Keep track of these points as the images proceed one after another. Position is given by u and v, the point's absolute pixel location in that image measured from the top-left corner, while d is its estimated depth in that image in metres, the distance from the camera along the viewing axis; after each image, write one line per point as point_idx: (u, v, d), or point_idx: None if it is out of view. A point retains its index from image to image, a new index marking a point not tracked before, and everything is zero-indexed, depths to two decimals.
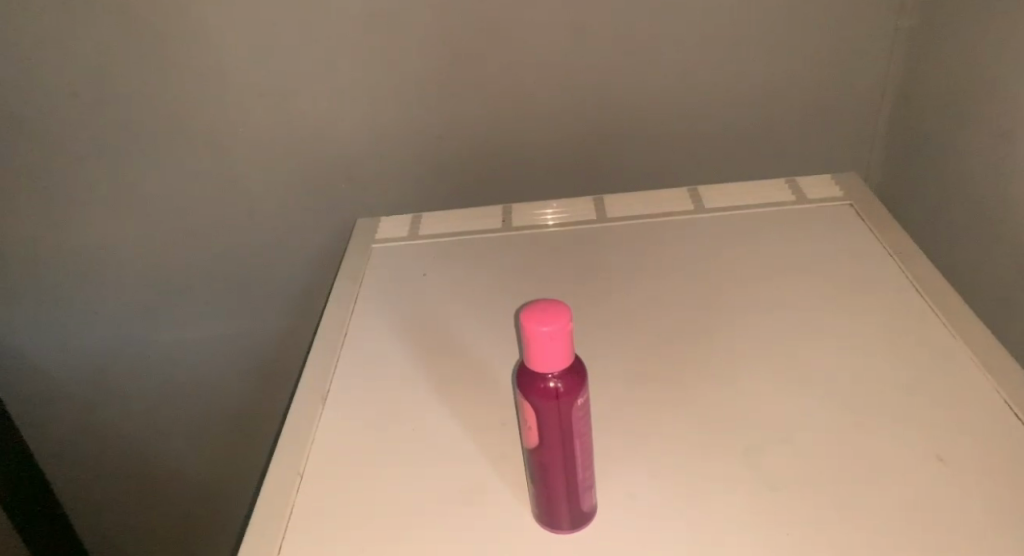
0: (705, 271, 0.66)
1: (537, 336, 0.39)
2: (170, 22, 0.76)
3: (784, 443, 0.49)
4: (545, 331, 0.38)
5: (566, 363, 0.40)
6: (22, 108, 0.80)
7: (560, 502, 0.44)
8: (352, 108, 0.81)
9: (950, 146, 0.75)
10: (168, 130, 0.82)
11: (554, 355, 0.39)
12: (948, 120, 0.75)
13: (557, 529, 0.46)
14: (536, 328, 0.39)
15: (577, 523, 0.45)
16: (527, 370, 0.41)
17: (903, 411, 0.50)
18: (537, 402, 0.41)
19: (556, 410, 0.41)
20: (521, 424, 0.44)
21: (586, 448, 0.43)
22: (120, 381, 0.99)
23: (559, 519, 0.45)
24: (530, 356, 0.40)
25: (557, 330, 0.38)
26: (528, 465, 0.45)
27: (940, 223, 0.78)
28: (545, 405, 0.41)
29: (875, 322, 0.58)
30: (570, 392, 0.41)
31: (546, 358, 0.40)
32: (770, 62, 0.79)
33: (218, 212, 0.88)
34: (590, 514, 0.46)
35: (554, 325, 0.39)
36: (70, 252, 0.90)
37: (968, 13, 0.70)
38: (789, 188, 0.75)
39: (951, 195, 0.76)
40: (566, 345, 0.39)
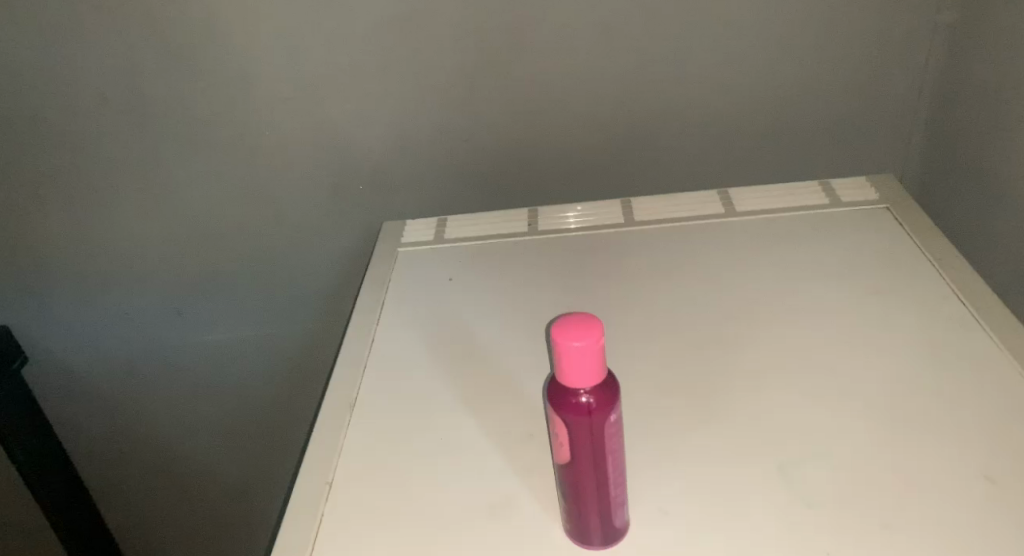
0: (735, 276, 0.65)
1: (569, 352, 0.38)
2: (198, 26, 0.76)
3: (822, 456, 0.48)
4: (577, 346, 0.38)
5: (598, 379, 0.39)
6: (51, 112, 0.81)
7: (591, 517, 0.43)
8: (376, 113, 0.81)
9: (991, 147, 0.72)
10: (195, 131, 0.82)
11: (586, 370, 0.39)
12: (989, 121, 0.72)
13: (588, 546, 0.44)
14: (568, 344, 0.38)
15: (610, 539, 0.44)
16: (558, 386, 0.41)
17: (947, 426, 0.48)
18: (567, 415, 0.40)
19: (589, 426, 0.40)
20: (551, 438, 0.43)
21: (620, 461, 0.42)
22: (151, 381, 1.00)
23: (591, 535, 0.44)
24: (561, 372, 0.39)
25: (590, 344, 0.38)
26: (558, 479, 0.45)
27: (982, 226, 0.76)
28: (577, 419, 0.40)
29: (915, 332, 0.56)
30: (603, 408, 0.40)
31: (577, 374, 0.39)
32: (803, 60, 0.77)
33: (246, 215, 0.88)
34: (623, 530, 0.45)
35: (586, 339, 0.38)
36: (101, 255, 0.90)
37: (1012, 13, 0.67)
38: (822, 190, 0.74)
39: (993, 197, 0.73)
40: (598, 360, 0.39)
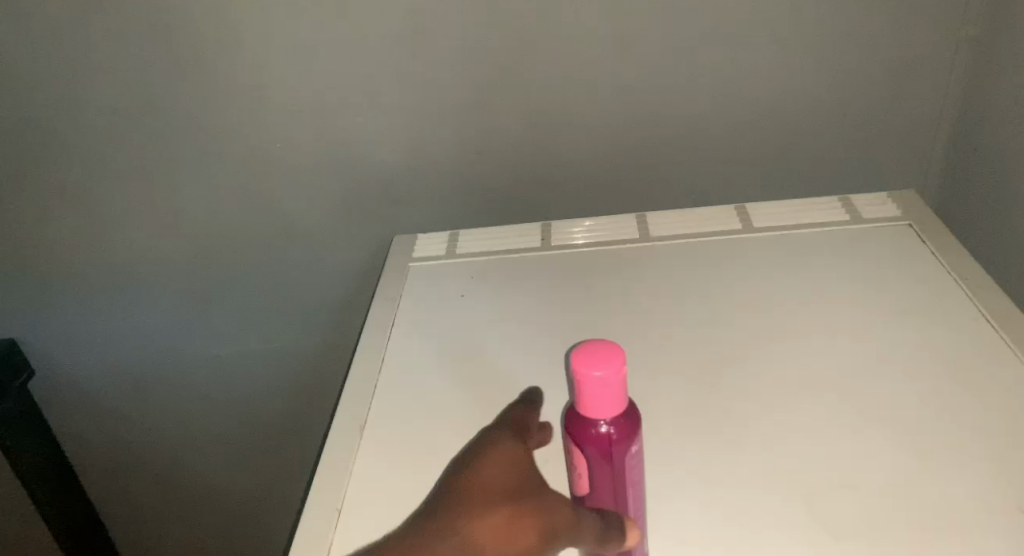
0: (755, 295, 0.63)
1: (589, 381, 0.38)
2: (208, 39, 0.75)
3: (849, 486, 0.46)
4: (598, 375, 0.37)
5: (619, 409, 0.39)
6: (60, 124, 0.80)
7: None
8: (388, 126, 0.80)
9: (1014, 162, 0.71)
10: (205, 142, 0.82)
11: (606, 400, 0.38)
12: (1012, 137, 0.71)
13: None
14: (588, 373, 0.38)
15: None
16: (578, 415, 0.40)
17: (980, 456, 0.47)
18: (584, 441, 0.40)
19: (606, 453, 0.40)
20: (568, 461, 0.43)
21: (637, 490, 0.42)
22: (159, 394, 0.99)
23: None
24: (581, 400, 0.39)
25: (611, 374, 0.37)
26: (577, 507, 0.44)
27: (1005, 243, 0.74)
28: (594, 446, 0.40)
29: (941, 355, 0.54)
30: (622, 438, 0.39)
31: (597, 404, 0.38)
32: (821, 74, 0.75)
33: (255, 228, 0.87)
34: None
35: (607, 369, 0.37)
36: (110, 268, 0.90)
37: None
38: (842, 206, 0.72)
39: (1016, 214, 0.72)
40: (618, 390, 0.38)
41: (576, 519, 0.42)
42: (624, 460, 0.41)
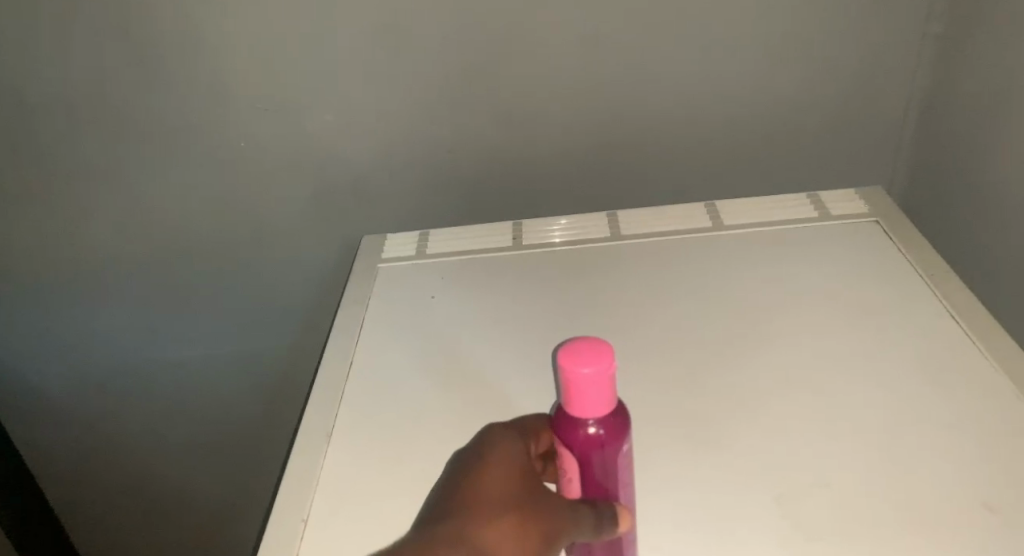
0: (725, 293, 0.63)
1: (577, 380, 0.38)
2: (167, 35, 0.73)
3: (819, 485, 0.46)
4: (587, 374, 0.37)
5: (607, 407, 0.39)
6: (12, 123, 0.77)
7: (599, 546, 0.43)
8: (355, 125, 0.79)
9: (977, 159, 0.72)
10: (165, 141, 0.79)
11: (594, 399, 0.38)
12: (975, 134, 0.71)
13: None
14: (575, 371, 0.38)
15: None
16: (565, 416, 0.40)
17: (946, 453, 0.47)
18: (572, 440, 0.40)
19: (593, 455, 0.40)
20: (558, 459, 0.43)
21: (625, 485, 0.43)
22: (122, 400, 0.97)
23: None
24: (570, 399, 0.39)
25: (600, 374, 0.37)
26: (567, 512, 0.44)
27: (968, 238, 0.75)
28: (582, 447, 0.40)
29: (908, 352, 0.55)
30: (611, 438, 0.40)
31: (586, 403, 0.39)
32: (789, 71, 0.76)
33: (220, 229, 0.85)
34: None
35: (596, 368, 0.37)
36: (69, 271, 0.87)
37: (998, 26, 0.67)
38: (811, 203, 0.73)
39: (979, 210, 0.73)
40: (606, 388, 0.38)
41: (576, 516, 0.40)
42: (614, 459, 0.41)
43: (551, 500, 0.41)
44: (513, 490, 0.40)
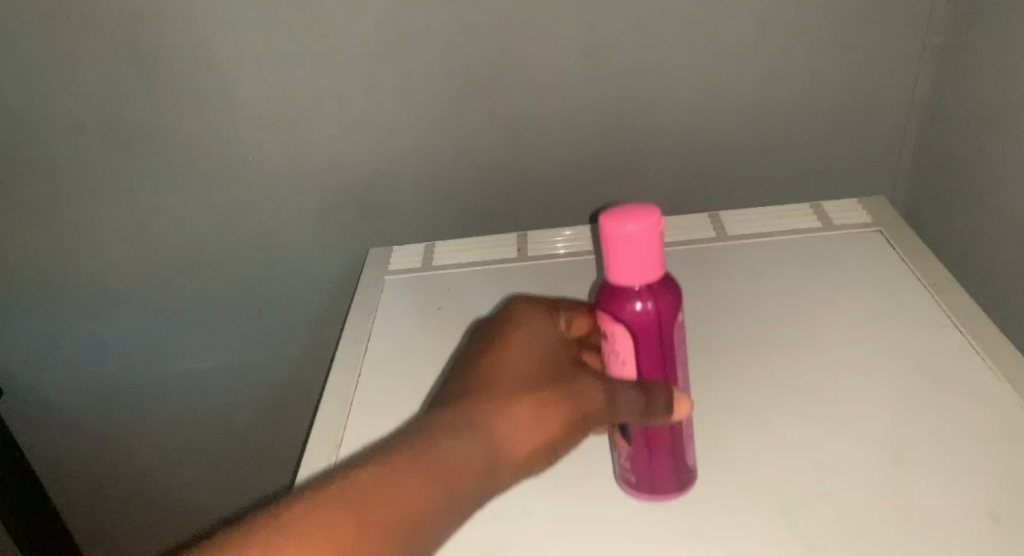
0: (729, 303, 0.64)
1: (624, 240, 0.42)
2: (177, 51, 0.75)
3: (824, 495, 0.47)
4: (632, 229, 0.41)
5: (654, 269, 0.43)
6: (23, 139, 0.79)
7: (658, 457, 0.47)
8: (361, 138, 0.80)
9: (977, 167, 0.72)
10: (174, 156, 0.80)
11: (642, 260, 0.43)
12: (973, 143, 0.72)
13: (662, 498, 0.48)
14: (621, 233, 0.42)
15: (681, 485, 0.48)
16: (614, 290, 0.44)
17: (950, 463, 0.48)
18: (625, 315, 0.44)
19: (646, 320, 0.44)
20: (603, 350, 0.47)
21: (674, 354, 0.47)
22: (130, 411, 0.97)
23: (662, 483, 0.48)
24: (616, 265, 0.43)
25: (644, 227, 0.41)
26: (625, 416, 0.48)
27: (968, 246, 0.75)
28: (635, 316, 0.44)
29: (911, 360, 0.55)
30: (660, 300, 0.44)
31: (634, 267, 0.43)
32: (791, 82, 0.76)
33: (227, 242, 0.86)
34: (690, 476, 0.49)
35: (639, 223, 0.41)
36: (78, 284, 0.88)
37: (996, 35, 0.67)
38: (815, 213, 0.73)
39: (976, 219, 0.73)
40: (652, 243, 0.42)
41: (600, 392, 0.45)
42: (664, 328, 0.45)
43: (574, 375, 0.46)
44: (542, 365, 0.46)
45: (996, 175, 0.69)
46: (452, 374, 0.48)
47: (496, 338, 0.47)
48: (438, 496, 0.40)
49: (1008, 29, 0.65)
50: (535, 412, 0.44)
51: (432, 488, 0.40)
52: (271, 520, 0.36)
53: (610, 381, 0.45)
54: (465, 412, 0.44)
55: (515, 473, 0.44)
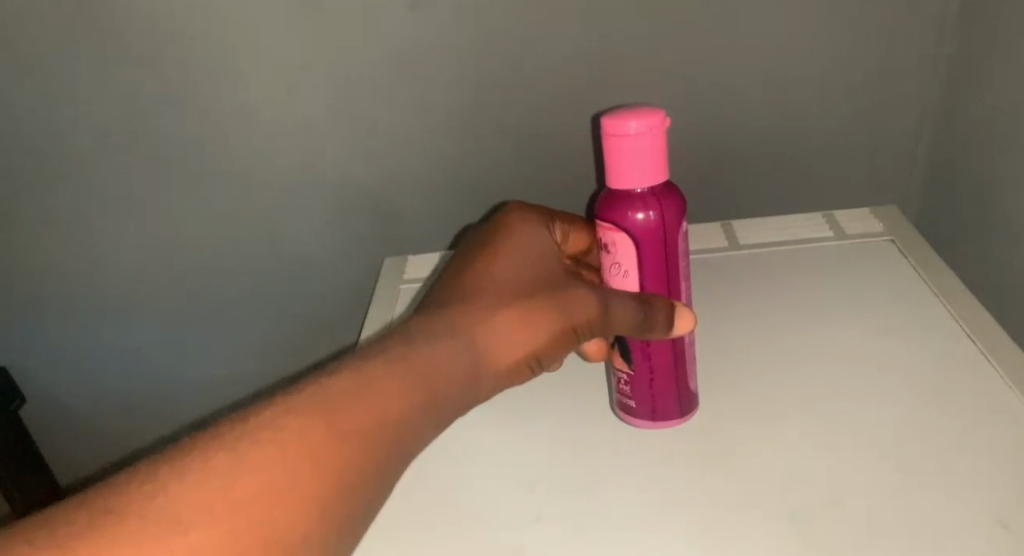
0: (742, 314, 0.66)
1: (626, 139, 0.46)
2: (208, 76, 0.78)
3: (837, 504, 0.49)
4: (635, 126, 0.45)
5: (655, 168, 0.47)
6: (68, 159, 0.84)
7: (667, 393, 0.55)
8: (383, 156, 0.83)
9: (984, 168, 0.71)
10: (205, 174, 0.84)
11: (644, 159, 0.46)
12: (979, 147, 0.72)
13: (670, 425, 0.56)
14: (625, 130, 0.46)
15: (686, 411, 0.56)
16: (617, 190, 0.48)
17: (959, 475, 0.49)
18: (629, 214, 0.48)
19: (646, 225, 0.48)
20: (606, 263, 0.51)
21: (678, 261, 0.50)
22: (166, 419, 1.02)
23: (671, 413, 0.56)
24: (619, 163, 0.47)
25: (646, 125, 0.45)
26: (637, 360, 0.54)
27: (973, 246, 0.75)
28: (637, 216, 0.47)
29: (922, 371, 0.57)
30: (661, 200, 0.48)
31: (636, 167, 0.47)
32: (802, 91, 0.77)
33: (255, 256, 0.90)
34: (693, 401, 0.57)
35: (641, 122, 0.45)
36: (117, 296, 0.92)
37: (999, 37, 0.67)
38: (827, 223, 0.75)
39: (982, 219, 0.73)
40: (652, 143, 0.46)
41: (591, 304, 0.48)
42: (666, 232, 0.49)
43: (564, 286, 0.49)
44: (531, 278, 0.49)
45: (998, 176, 0.70)
46: (443, 283, 0.50)
47: (488, 248, 0.50)
48: (420, 400, 0.42)
49: (1011, 34, 0.65)
50: (526, 321, 0.47)
51: (429, 382, 0.43)
52: (278, 406, 0.38)
53: (604, 294, 0.48)
54: (456, 317, 0.46)
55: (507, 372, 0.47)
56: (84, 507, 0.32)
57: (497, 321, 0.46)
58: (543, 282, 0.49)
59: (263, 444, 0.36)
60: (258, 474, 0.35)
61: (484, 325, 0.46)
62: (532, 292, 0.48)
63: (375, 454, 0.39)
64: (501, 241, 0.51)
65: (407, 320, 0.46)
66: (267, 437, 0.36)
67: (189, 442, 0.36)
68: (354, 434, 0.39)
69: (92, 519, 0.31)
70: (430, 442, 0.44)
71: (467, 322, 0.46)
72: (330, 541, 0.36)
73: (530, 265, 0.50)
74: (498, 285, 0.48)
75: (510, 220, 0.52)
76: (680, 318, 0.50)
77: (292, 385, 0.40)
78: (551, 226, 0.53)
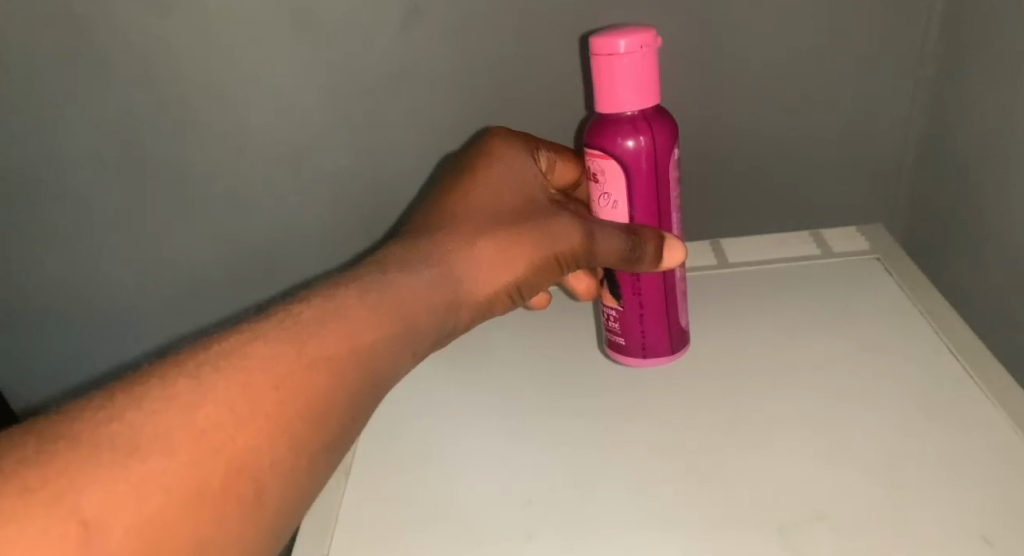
0: (731, 329, 0.66)
1: (618, 57, 0.50)
2: (194, 83, 0.77)
3: (824, 518, 0.47)
4: (625, 43, 0.50)
5: (645, 87, 0.51)
6: (53, 169, 0.83)
7: (657, 328, 0.61)
8: (371, 166, 0.82)
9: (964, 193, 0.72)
10: (193, 189, 0.84)
11: (635, 76, 0.51)
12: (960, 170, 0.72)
13: (661, 359, 0.62)
14: (616, 48, 0.50)
15: (675, 346, 0.62)
16: (609, 112, 0.53)
17: (946, 490, 0.48)
18: (621, 133, 0.52)
19: (635, 150, 0.52)
20: (596, 194, 0.55)
21: (667, 190, 0.55)
22: None
23: (661, 348, 0.61)
24: (610, 82, 0.52)
25: (634, 42, 0.50)
26: (627, 298, 0.60)
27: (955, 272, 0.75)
28: (629, 134, 0.52)
29: (909, 387, 0.56)
30: (650, 120, 0.52)
31: (627, 85, 0.51)
32: (788, 114, 0.78)
33: (242, 272, 0.88)
34: (682, 335, 0.62)
35: (630, 39, 0.50)
36: (100, 310, 0.92)
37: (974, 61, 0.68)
38: (814, 241, 0.75)
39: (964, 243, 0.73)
40: (641, 62, 0.51)
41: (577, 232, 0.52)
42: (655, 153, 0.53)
43: (551, 214, 0.52)
44: (519, 206, 0.52)
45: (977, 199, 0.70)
46: (429, 206, 0.53)
47: (474, 174, 0.54)
48: (394, 320, 0.44)
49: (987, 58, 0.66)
50: (514, 246, 0.50)
51: (403, 311, 0.45)
52: (241, 335, 0.40)
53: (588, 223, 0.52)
54: (446, 238, 0.49)
55: (482, 307, 0.50)
56: (32, 438, 0.33)
57: (485, 243, 0.50)
58: (529, 210, 0.52)
59: (227, 369, 0.38)
60: (218, 401, 0.36)
61: (472, 246, 0.50)
62: (519, 218, 0.52)
63: (347, 377, 0.41)
64: (486, 171, 0.54)
65: (374, 256, 0.48)
66: (228, 366, 0.38)
67: (151, 369, 0.37)
68: (323, 357, 0.41)
69: (43, 446, 0.32)
70: (407, 370, 0.46)
71: (438, 257, 0.48)
72: (301, 459, 0.38)
73: (515, 194, 0.53)
74: (485, 209, 0.52)
75: (493, 150, 0.56)
76: (670, 249, 0.54)
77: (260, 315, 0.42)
78: (535, 153, 0.56)
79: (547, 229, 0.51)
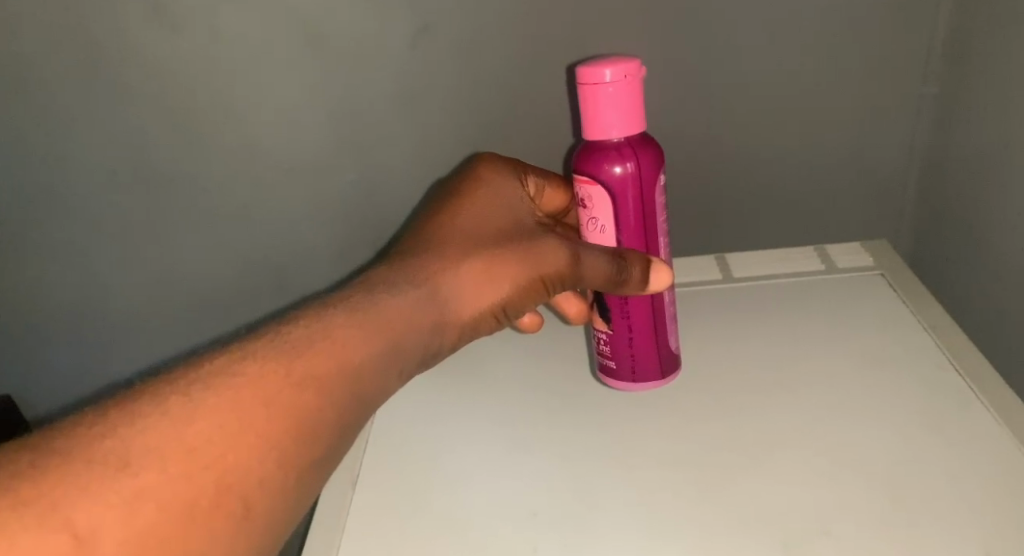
0: (733, 345, 0.66)
1: (602, 87, 0.51)
2: (204, 99, 0.79)
3: (826, 534, 0.47)
4: (609, 73, 0.51)
5: (630, 116, 0.52)
6: (65, 184, 0.84)
7: (647, 351, 0.60)
8: (377, 182, 0.83)
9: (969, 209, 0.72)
10: (203, 203, 0.84)
11: (619, 105, 0.52)
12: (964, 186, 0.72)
13: (651, 384, 0.61)
14: (601, 78, 0.51)
15: (665, 371, 0.61)
16: (596, 141, 0.53)
17: (950, 507, 0.47)
18: (606, 163, 0.53)
19: (621, 176, 0.52)
20: (585, 218, 0.56)
21: (655, 216, 0.55)
22: None
23: (651, 373, 0.61)
24: (596, 112, 0.52)
25: (618, 72, 0.51)
26: (616, 320, 0.59)
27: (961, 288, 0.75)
28: (613, 164, 0.52)
29: (912, 404, 0.56)
30: (636, 148, 0.53)
31: (612, 114, 0.52)
32: (793, 130, 0.78)
33: (250, 284, 0.89)
34: (674, 360, 0.62)
35: (614, 69, 0.51)
36: (109, 323, 0.92)
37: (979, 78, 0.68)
38: (818, 256, 0.75)
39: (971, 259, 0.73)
40: (626, 91, 0.51)
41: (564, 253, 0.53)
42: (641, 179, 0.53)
43: (538, 236, 0.54)
44: (506, 228, 0.54)
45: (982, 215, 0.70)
46: (418, 229, 0.55)
47: (463, 198, 0.55)
48: (383, 341, 0.45)
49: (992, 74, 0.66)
50: (501, 267, 0.52)
51: (389, 330, 0.46)
52: (231, 353, 0.41)
53: (576, 243, 0.54)
54: (434, 261, 0.51)
55: (466, 326, 0.51)
56: (25, 450, 0.33)
57: (474, 265, 0.51)
58: (517, 232, 0.54)
59: (220, 384, 0.39)
60: (210, 415, 0.37)
61: (460, 268, 0.51)
62: (507, 241, 0.53)
63: (335, 394, 0.42)
64: (475, 195, 0.56)
65: (363, 278, 0.49)
66: (220, 382, 0.39)
67: (140, 388, 0.38)
68: (312, 377, 0.41)
69: (36, 462, 0.33)
70: (393, 390, 0.47)
71: (425, 278, 0.50)
72: (290, 475, 0.39)
73: (502, 218, 0.55)
74: (474, 232, 0.53)
75: (482, 176, 0.57)
76: (657, 273, 0.55)
77: (247, 336, 0.43)
78: (523, 179, 0.58)
79: (534, 250, 0.52)
